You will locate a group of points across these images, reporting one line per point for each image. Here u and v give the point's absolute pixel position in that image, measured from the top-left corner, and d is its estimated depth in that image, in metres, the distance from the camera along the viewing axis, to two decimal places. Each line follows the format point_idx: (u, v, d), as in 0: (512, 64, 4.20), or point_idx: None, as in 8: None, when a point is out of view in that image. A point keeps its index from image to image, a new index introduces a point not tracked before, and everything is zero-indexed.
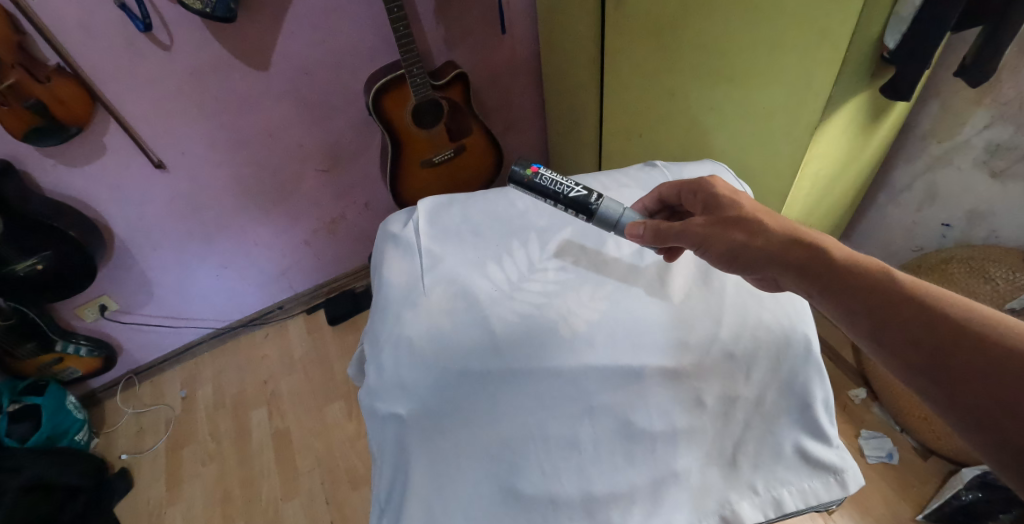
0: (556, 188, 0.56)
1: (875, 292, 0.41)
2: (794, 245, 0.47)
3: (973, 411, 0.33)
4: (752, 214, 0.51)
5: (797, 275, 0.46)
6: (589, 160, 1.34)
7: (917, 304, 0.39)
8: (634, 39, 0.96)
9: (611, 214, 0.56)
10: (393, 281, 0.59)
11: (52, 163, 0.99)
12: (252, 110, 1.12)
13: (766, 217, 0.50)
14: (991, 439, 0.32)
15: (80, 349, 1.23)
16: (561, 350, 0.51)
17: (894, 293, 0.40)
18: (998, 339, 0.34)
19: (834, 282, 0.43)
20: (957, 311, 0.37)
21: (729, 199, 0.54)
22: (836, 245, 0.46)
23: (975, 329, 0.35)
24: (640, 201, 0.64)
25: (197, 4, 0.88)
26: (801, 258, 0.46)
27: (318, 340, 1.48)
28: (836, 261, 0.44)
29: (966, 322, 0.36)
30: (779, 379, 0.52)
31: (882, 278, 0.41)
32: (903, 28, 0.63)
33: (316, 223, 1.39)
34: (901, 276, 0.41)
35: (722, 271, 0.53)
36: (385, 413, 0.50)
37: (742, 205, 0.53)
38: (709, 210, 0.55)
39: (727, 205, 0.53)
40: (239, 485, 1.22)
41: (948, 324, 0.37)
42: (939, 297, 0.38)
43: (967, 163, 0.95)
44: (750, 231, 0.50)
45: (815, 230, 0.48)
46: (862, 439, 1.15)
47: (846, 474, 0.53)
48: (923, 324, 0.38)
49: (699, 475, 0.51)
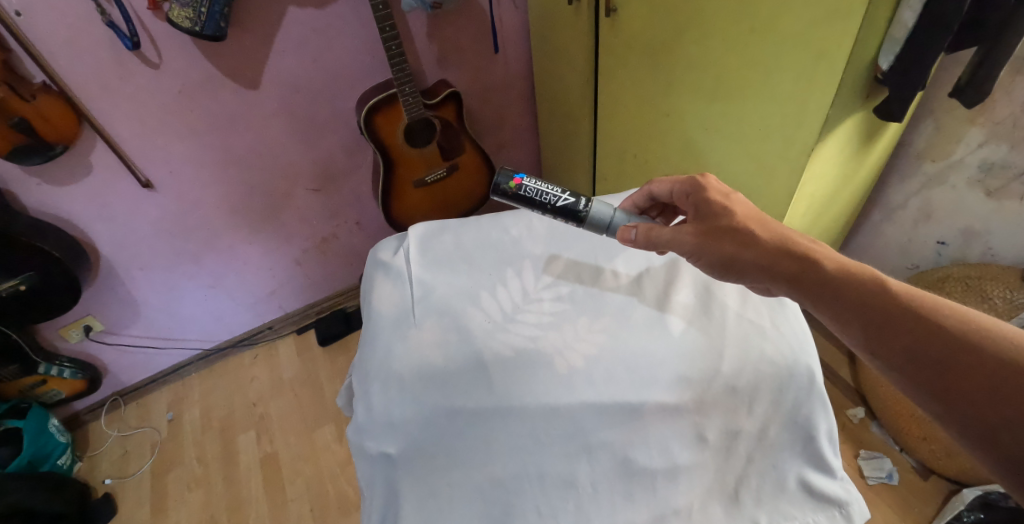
0: (544, 198, 0.54)
1: (870, 301, 0.39)
2: (785, 257, 0.45)
3: (979, 429, 0.31)
4: (744, 222, 0.49)
5: (789, 286, 0.45)
6: (582, 180, 1.33)
7: (911, 314, 0.37)
8: (629, 59, 0.96)
9: (603, 216, 0.54)
10: (382, 312, 0.58)
11: (37, 183, 0.97)
12: (243, 128, 1.10)
13: (757, 225, 0.48)
14: (999, 454, 0.31)
15: (63, 371, 1.20)
16: (555, 384, 0.50)
17: (890, 303, 0.39)
18: (996, 349, 0.33)
19: (826, 293, 0.42)
20: (954, 321, 0.36)
21: (722, 204, 0.51)
22: (828, 255, 0.44)
23: (974, 342, 0.34)
24: (630, 198, 0.63)
25: (186, 22, 0.86)
26: (793, 270, 0.44)
27: (308, 361, 1.45)
28: (828, 273, 0.42)
29: (964, 334, 0.35)
30: (781, 412, 0.50)
31: (876, 287, 0.40)
32: (896, 49, 0.63)
33: (307, 241, 1.38)
34: (893, 285, 0.40)
35: (715, 278, 0.51)
36: (375, 453, 0.48)
37: (733, 210, 0.50)
38: (700, 212, 0.52)
39: (718, 212, 0.51)
40: (227, 511, 1.18)
41: (947, 336, 0.35)
42: (932, 305, 0.37)
43: (962, 181, 0.95)
44: (742, 242, 0.47)
45: (809, 238, 0.47)
46: (862, 459, 1.13)
47: (852, 507, 0.49)
48: (920, 336, 0.36)
49: (701, 512, 0.47)
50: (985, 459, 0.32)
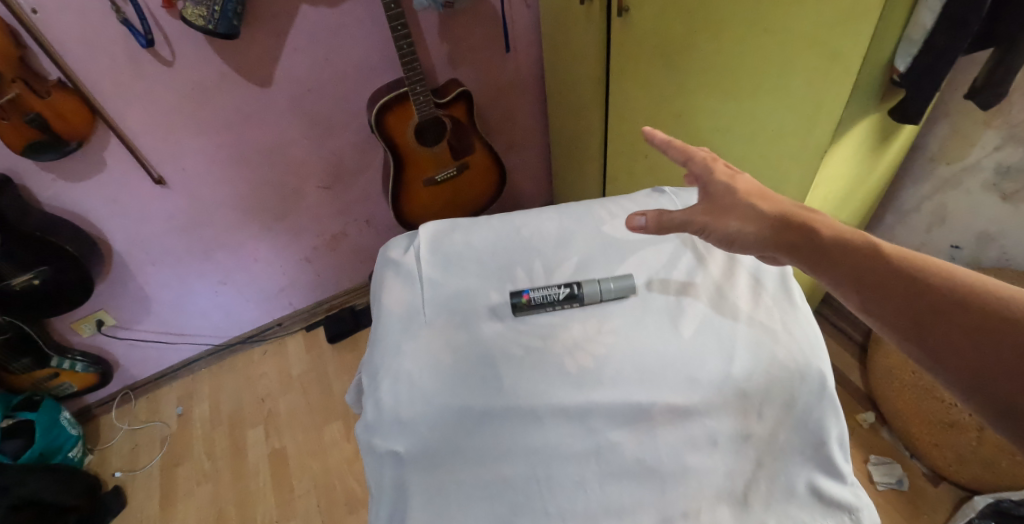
0: None
1: (867, 264, 0.39)
2: (785, 229, 0.45)
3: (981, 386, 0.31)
4: (746, 197, 0.49)
5: (789, 257, 0.45)
6: (592, 181, 1.33)
7: (904, 275, 0.37)
8: (641, 59, 0.95)
9: None
10: (391, 310, 0.58)
11: (51, 178, 0.98)
12: (254, 126, 1.11)
13: (761, 200, 0.48)
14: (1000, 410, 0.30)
15: (76, 364, 1.21)
16: (566, 385, 0.50)
17: (881, 265, 0.39)
18: (993, 304, 0.33)
19: (825, 260, 0.42)
20: (953, 282, 0.35)
21: (725, 184, 0.51)
22: (829, 225, 0.44)
23: (976, 301, 0.33)
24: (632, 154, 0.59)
25: (200, 20, 0.87)
26: (790, 239, 0.44)
27: (317, 358, 1.46)
28: (827, 241, 0.42)
29: (965, 293, 0.34)
30: (793, 416, 0.50)
31: (869, 252, 0.40)
32: (913, 50, 0.62)
33: (317, 239, 1.38)
34: (886, 249, 0.40)
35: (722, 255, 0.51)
36: (384, 451, 0.47)
37: (738, 186, 0.50)
38: (705, 192, 0.52)
39: (723, 190, 0.51)
40: (234, 505, 1.19)
41: (946, 296, 0.35)
42: (932, 268, 0.37)
43: (977, 185, 0.94)
44: (745, 216, 0.47)
45: (811, 211, 0.46)
46: (871, 465, 1.12)
47: (864, 515, 0.48)
48: (920, 298, 0.36)
49: (710, 515, 0.47)
50: (982, 413, 0.31)
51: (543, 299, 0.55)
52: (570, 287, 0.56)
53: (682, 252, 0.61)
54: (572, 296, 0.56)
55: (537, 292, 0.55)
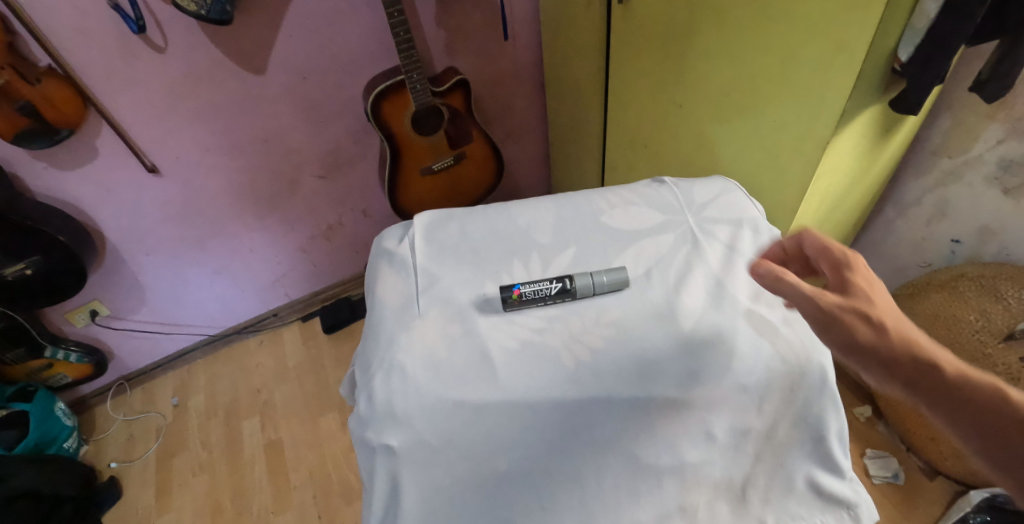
0: None
1: (1013, 429, 0.33)
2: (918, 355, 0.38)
3: None
4: (881, 312, 0.41)
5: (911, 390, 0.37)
6: (592, 171, 1.31)
7: None
8: (642, 47, 0.94)
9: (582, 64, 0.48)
10: (385, 300, 0.57)
11: (43, 166, 0.96)
12: (249, 114, 1.09)
13: (898, 322, 0.40)
14: None
15: (70, 355, 1.20)
16: (564, 380, 0.49)
17: None
18: None
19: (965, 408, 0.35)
20: None
21: (867, 294, 0.43)
22: (968, 368, 0.37)
23: None
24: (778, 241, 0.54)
25: (192, 6, 0.85)
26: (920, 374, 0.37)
27: (313, 349, 1.45)
28: (970, 388, 0.35)
29: None
30: (792, 410, 0.49)
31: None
32: (917, 40, 0.60)
33: (313, 229, 1.37)
34: None
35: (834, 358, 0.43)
36: (377, 445, 0.47)
37: (877, 300, 0.42)
38: (840, 287, 0.44)
39: (857, 293, 0.43)
40: (230, 497, 1.19)
41: None
42: None
43: (979, 178, 0.93)
44: (877, 326, 0.40)
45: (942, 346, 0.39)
46: (867, 459, 1.12)
47: (862, 509, 0.49)
48: None
49: (708, 510, 0.46)
50: None
51: (535, 294, 0.54)
52: (562, 282, 0.55)
53: (680, 244, 0.60)
54: (564, 291, 0.55)
55: (528, 287, 0.54)
